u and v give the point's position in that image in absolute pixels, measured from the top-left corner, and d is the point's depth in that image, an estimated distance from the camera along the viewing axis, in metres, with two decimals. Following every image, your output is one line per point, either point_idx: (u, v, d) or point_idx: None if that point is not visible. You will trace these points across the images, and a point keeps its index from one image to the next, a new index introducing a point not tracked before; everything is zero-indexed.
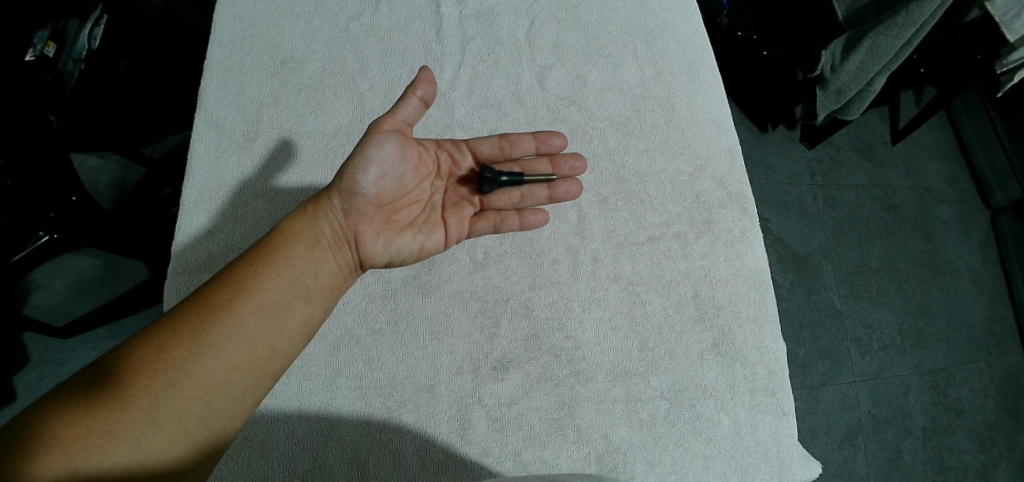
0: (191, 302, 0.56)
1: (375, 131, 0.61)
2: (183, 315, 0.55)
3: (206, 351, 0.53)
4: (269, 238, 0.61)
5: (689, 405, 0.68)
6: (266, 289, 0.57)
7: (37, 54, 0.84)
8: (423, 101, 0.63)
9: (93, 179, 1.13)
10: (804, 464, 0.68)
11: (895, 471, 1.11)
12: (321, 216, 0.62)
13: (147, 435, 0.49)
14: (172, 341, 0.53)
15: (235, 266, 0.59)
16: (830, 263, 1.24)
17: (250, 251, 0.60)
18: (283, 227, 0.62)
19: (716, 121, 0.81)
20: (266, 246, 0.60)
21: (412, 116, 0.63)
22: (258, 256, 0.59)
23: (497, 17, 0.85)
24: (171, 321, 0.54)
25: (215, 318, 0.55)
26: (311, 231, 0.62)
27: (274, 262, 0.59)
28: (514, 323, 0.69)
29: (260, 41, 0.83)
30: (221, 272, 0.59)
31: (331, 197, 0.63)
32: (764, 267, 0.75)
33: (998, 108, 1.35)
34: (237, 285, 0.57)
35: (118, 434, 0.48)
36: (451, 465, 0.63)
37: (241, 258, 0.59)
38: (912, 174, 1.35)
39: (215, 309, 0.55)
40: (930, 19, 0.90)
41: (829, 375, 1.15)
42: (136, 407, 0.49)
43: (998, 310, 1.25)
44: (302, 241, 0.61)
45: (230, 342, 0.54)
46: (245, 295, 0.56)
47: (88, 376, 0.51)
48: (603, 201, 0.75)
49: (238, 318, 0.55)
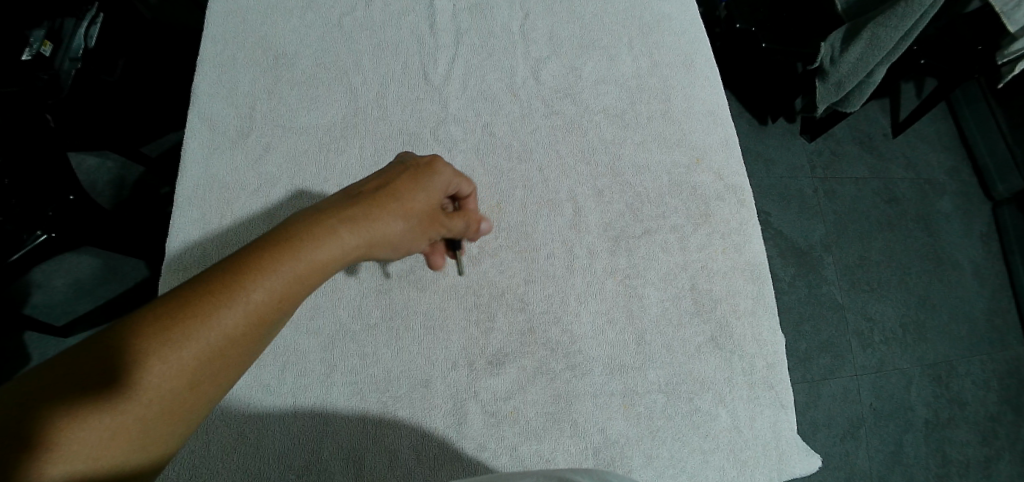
0: (215, 299, 0.44)
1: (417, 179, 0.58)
2: (202, 317, 0.43)
3: (223, 373, 0.44)
4: (308, 236, 0.49)
5: (688, 398, 0.67)
6: (290, 310, 0.48)
7: (33, 53, 0.82)
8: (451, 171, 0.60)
9: (92, 178, 1.14)
10: (803, 458, 0.67)
11: (898, 465, 1.10)
12: (376, 234, 0.54)
13: (128, 459, 0.40)
14: (180, 356, 0.42)
15: (270, 261, 0.47)
16: (831, 256, 1.24)
17: (284, 242, 0.48)
18: (330, 226, 0.51)
19: (711, 113, 0.80)
20: (309, 244, 0.49)
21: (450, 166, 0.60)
22: (300, 262, 0.48)
23: (491, 10, 0.84)
24: (184, 325, 0.42)
25: (240, 336, 0.44)
26: (353, 246, 0.52)
27: (316, 275, 0.49)
28: (509, 317, 0.68)
29: (253, 38, 0.82)
30: (248, 262, 0.46)
31: (379, 216, 0.54)
32: (763, 259, 0.74)
33: (999, 99, 1.34)
34: (273, 295, 0.46)
35: (97, 462, 0.39)
36: (448, 459, 0.63)
37: (275, 251, 0.47)
38: (913, 166, 1.34)
39: (241, 322, 0.44)
40: (929, 9, 0.89)
41: (830, 368, 1.15)
42: (124, 428, 0.40)
43: (1000, 302, 1.24)
44: (346, 255, 0.51)
45: (239, 366, 0.46)
46: (277, 310, 0.46)
47: (52, 364, 0.39)
48: (599, 194, 0.75)
49: (255, 342, 0.46)
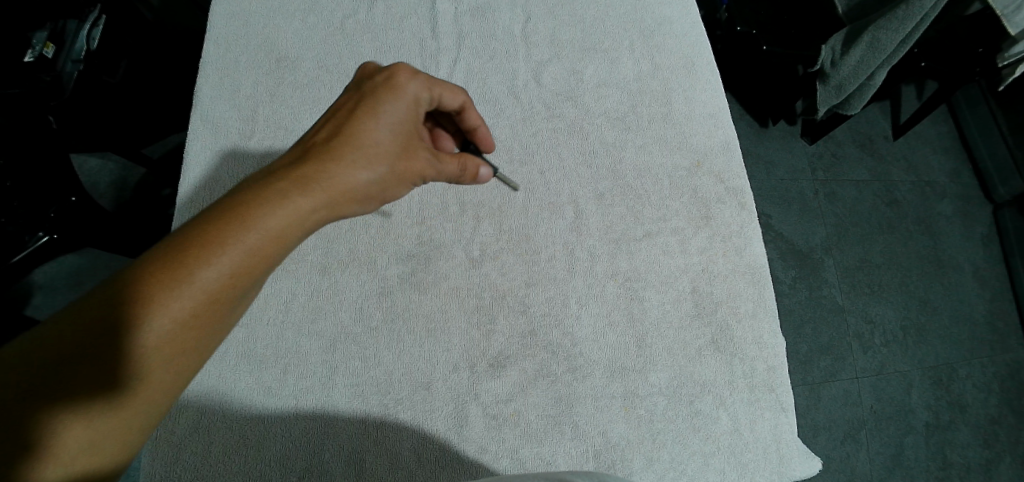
0: (160, 282, 0.42)
1: (379, 107, 0.54)
2: (150, 303, 0.41)
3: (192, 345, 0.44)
4: (263, 200, 0.46)
5: (689, 401, 0.67)
6: (259, 278, 0.47)
7: (36, 54, 0.82)
8: (412, 78, 0.57)
9: (93, 179, 1.14)
10: (804, 461, 0.67)
11: (898, 467, 1.10)
12: (341, 191, 0.50)
13: (112, 433, 0.42)
14: (139, 343, 0.41)
15: (218, 234, 0.44)
16: (832, 258, 1.24)
17: (231, 212, 0.45)
18: (282, 192, 0.47)
19: (712, 116, 0.80)
20: (267, 214, 0.46)
21: (412, 84, 0.57)
22: (253, 235, 0.45)
23: (493, 12, 0.84)
24: (135, 311, 0.41)
25: (197, 315, 0.43)
26: (317, 212, 0.49)
27: (278, 242, 0.46)
28: (510, 319, 0.69)
29: (255, 40, 0.83)
30: (193, 240, 0.44)
31: (339, 172, 0.50)
32: (764, 262, 0.74)
33: (1001, 102, 1.34)
34: (226, 272, 0.44)
35: (88, 437, 0.41)
36: (449, 462, 0.63)
37: (222, 225, 0.45)
38: (913, 168, 1.34)
39: (194, 302, 0.42)
40: (930, 12, 0.89)
41: (831, 371, 1.15)
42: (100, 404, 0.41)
43: (1001, 304, 1.25)
44: (311, 218, 0.49)
45: (208, 341, 0.45)
46: (236, 283, 0.44)
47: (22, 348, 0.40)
48: (600, 197, 0.75)
49: (221, 317, 0.45)
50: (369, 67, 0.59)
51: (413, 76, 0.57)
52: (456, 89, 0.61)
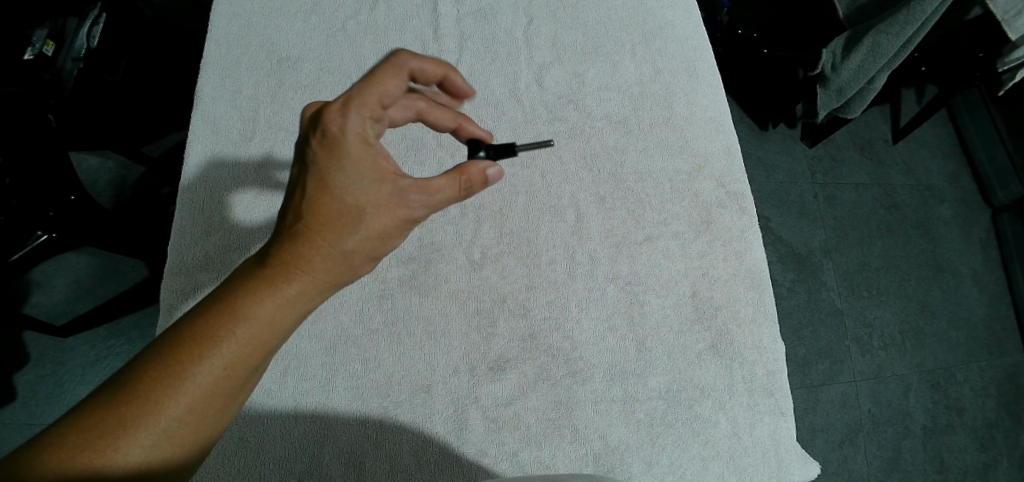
0: (154, 379, 0.44)
1: (338, 162, 0.50)
2: (146, 402, 0.43)
3: (191, 432, 0.44)
4: (256, 291, 0.48)
5: (688, 405, 0.67)
6: (256, 365, 0.47)
7: (36, 52, 0.81)
8: (346, 110, 0.50)
9: (92, 177, 1.14)
10: (803, 465, 0.68)
11: (895, 470, 1.10)
12: (326, 265, 0.50)
13: None
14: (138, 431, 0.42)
15: (212, 328, 0.46)
16: (831, 261, 1.24)
17: (223, 307, 0.47)
18: (269, 278, 0.49)
19: (713, 120, 0.80)
20: (258, 304, 0.48)
21: (353, 121, 0.50)
22: (244, 324, 0.47)
23: (495, 14, 0.84)
24: (137, 401, 0.43)
25: (195, 412, 0.44)
26: (307, 295, 0.50)
27: (269, 327, 0.48)
28: (510, 323, 0.69)
29: (256, 40, 0.83)
30: (187, 333, 0.46)
31: (326, 251, 0.50)
32: (764, 267, 0.74)
33: (999, 106, 1.35)
34: (221, 366, 0.45)
35: None
36: (448, 465, 0.63)
37: (211, 322, 0.46)
38: (913, 172, 1.35)
39: (191, 391, 0.44)
40: (931, 16, 0.89)
41: (829, 374, 1.15)
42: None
43: (999, 308, 1.25)
44: (300, 301, 0.50)
45: (208, 427, 0.45)
46: (232, 373, 0.46)
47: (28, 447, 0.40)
48: (601, 200, 0.75)
49: (218, 404, 0.45)
50: (308, 113, 0.53)
51: (347, 108, 0.50)
52: (388, 72, 0.53)
